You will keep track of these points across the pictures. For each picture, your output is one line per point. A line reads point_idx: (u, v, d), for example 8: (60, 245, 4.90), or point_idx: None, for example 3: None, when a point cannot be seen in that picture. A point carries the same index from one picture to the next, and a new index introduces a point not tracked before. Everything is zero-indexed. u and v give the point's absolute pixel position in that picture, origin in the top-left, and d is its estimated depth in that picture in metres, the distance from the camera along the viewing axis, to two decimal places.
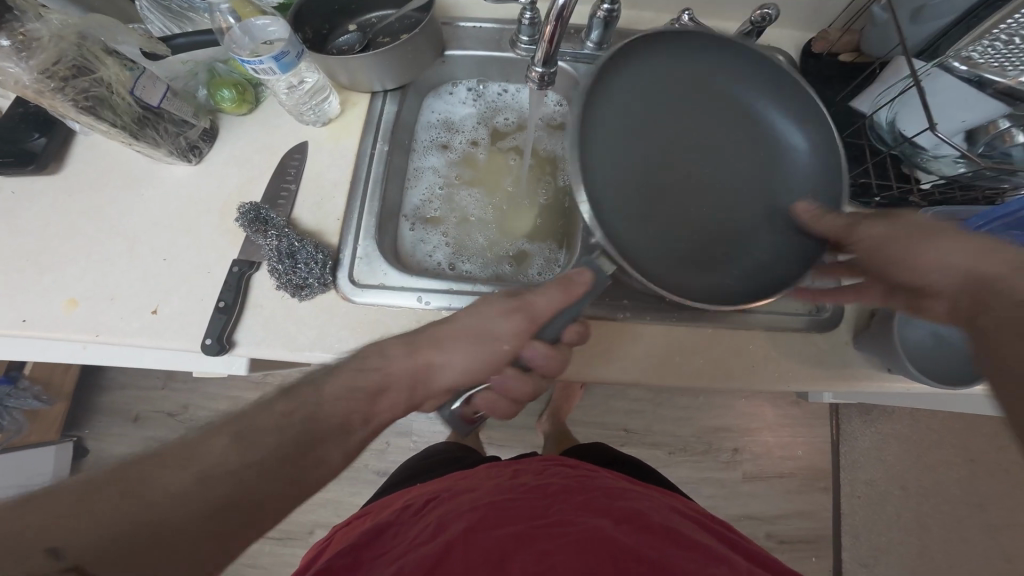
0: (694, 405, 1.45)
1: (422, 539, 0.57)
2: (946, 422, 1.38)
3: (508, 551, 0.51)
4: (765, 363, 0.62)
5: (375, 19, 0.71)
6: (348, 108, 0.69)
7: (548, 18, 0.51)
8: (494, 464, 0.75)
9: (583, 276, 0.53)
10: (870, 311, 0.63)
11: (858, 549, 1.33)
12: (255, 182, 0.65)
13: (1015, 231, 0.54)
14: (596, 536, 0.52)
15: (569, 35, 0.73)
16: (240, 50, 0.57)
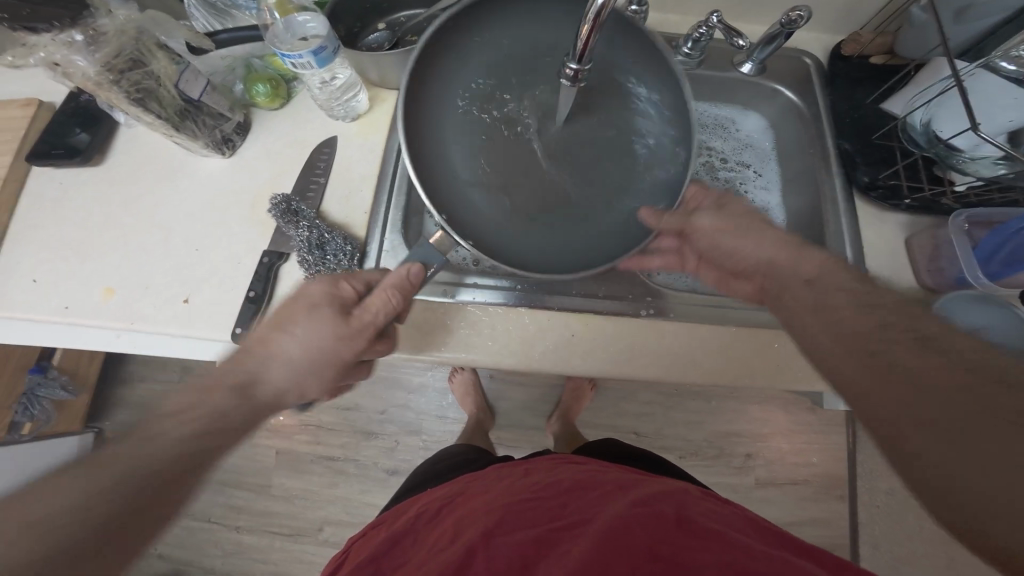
0: (706, 410, 1.44)
1: (444, 541, 0.57)
2: None
3: (530, 559, 0.51)
4: (788, 363, 0.62)
5: (404, 18, 0.72)
6: (377, 105, 0.70)
7: (586, 15, 0.51)
8: (507, 466, 0.75)
9: (417, 276, 0.53)
10: None
11: (874, 558, 1.31)
12: (286, 175, 0.66)
13: None
14: (616, 529, 0.52)
15: None
16: (281, 44, 0.58)
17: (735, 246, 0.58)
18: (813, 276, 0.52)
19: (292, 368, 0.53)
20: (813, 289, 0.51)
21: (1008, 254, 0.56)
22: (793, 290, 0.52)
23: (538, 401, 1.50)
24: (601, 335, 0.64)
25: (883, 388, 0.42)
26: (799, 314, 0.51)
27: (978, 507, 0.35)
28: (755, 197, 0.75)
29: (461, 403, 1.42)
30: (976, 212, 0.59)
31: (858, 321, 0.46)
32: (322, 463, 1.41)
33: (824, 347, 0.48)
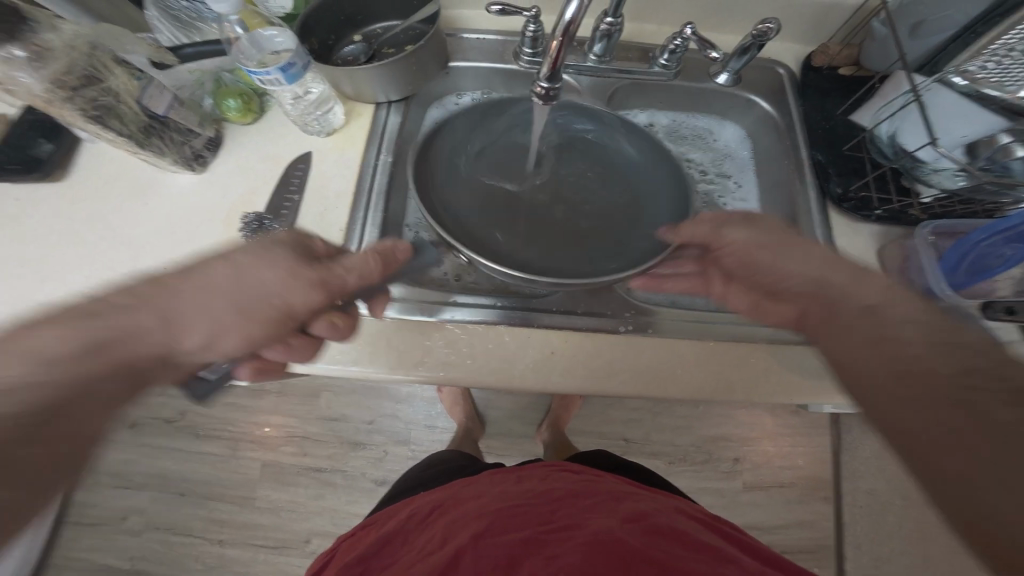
0: (693, 414, 1.45)
1: (430, 547, 0.56)
2: None
3: (518, 557, 0.51)
4: (767, 374, 0.62)
5: (380, 31, 0.71)
6: (352, 119, 0.69)
7: (555, 33, 0.52)
8: (498, 472, 0.74)
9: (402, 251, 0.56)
10: None
11: (861, 560, 1.33)
12: (258, 193, 0.65)
13: (1014, 246, 0.55)
14: (604, 538, 0.52)
15: (574, 48, 0.74)
16: (247, 60, 0.57)
17: (776, 262, 0.51)
18: (875, 303, 0.44)
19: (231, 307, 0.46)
20: (875, 318, 0.43)
21: (972, 264, 0.58)
22: (846, 316, 0.45)
23: (527, 410, 1.50)
24: (582, 349, 0.64)
25: (910, 418, 0.37)
26: (853, 335, 0.43)
27: (962, 498, 0.33)
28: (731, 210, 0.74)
29: (449, 412, 1.41)
30: (943, 223, 0.60)
31: (924, 356, 0.39)
32: (308, 475, 1.39)
33: (870, 369, 0.41)
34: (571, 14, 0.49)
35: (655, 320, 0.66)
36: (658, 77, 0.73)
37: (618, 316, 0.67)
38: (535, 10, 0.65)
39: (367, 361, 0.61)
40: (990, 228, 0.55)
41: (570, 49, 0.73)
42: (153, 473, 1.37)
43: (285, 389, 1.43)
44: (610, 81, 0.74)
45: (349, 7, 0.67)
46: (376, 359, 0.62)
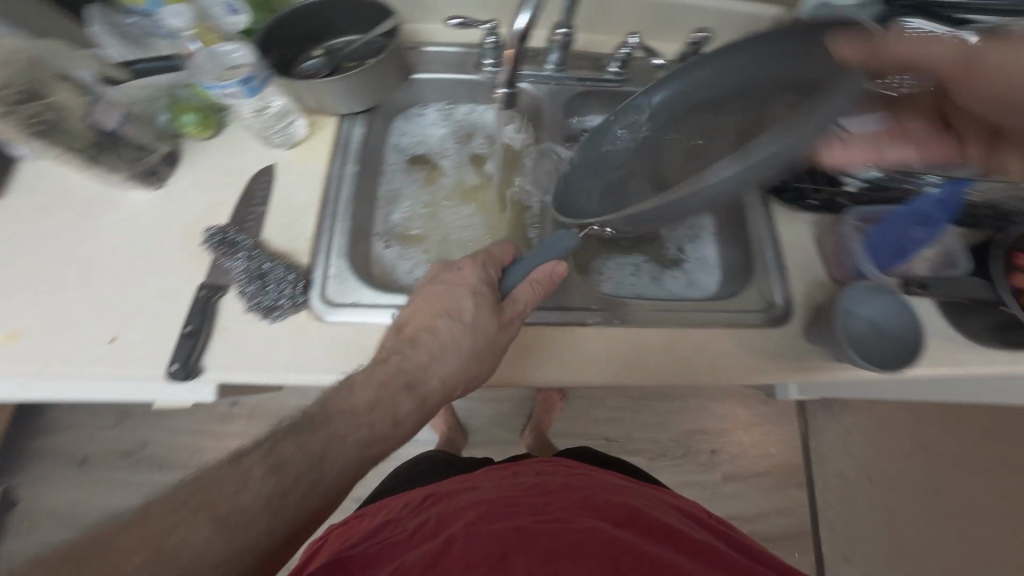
0: (671, 410, 1.49)
1: (423, 537, 0.56)
2: (900, 412, 1.47)
3: (510, 547, 0.52)
4: (727, 359, 0.66)
5: (340, 44, 0.73)
6: (317, 131, 0.70)
7: (509, 42, 0.55)
8: (495, 466, 0.74)
9: (559, 273, 0.59)
10: (815, 304, 0.67)
11: (836, 542, 1.38)
12: (221, 206, 0.64)
13: (923, 228, 0.62)
14: (597, 534, 0.53)
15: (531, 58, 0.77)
16: (206, 75, 0.59)
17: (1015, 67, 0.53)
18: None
19: (454, 354, 0.56)
20: None
21: (895, 246, 0.64)
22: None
23: (510, 416, 1.50)
24: (554, 344, 0.66)
25: None
26: None
27: None
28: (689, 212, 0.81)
29: (431, 424, 1.40)
30: (867, 209, 0.66)
31: None
32: None
33: None
34: (521, 24, 0.53)
35: (621, 309, 0.68)
36: (612, 83, 0.78)
37: (586, 308, 0.68)
38: (492, 23, 0.68)
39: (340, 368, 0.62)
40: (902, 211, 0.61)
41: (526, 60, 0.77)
42: None
43: None
44: (569, 88, 0.77)
45: (308, 22, 0.69)
46: None
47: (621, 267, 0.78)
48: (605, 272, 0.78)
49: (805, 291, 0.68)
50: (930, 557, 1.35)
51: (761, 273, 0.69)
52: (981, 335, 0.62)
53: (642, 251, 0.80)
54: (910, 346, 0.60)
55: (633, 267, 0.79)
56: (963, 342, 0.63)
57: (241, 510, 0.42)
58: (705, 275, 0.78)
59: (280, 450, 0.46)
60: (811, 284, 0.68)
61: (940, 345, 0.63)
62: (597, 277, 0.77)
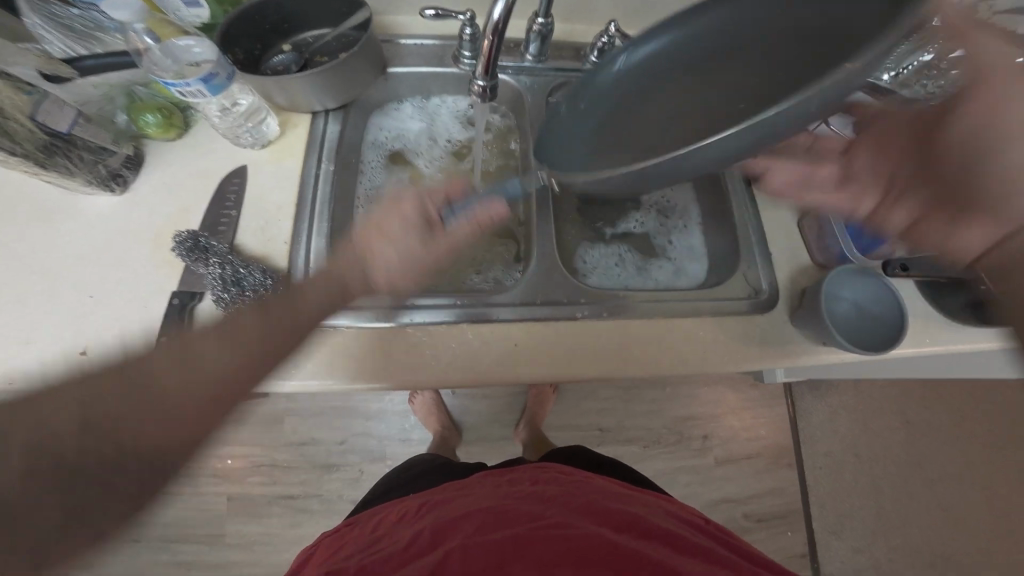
0: (662, 398, 1.50)
1: (419, 548, 0.56)
2: (880, 389, 1.51)
3: (508, 558, 0.52)
4: (716, 347, 0.66)
5: (310, 39, 0.71)
6: (290, 130, 0.68)
7: (485, 33, 0.54)
8: (488, 471, 0.74)
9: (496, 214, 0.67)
10: (800, 289, 0.68)
11: (825, 518, 1.43)
12: (192, 209, 0.62)
13: None
14: (593, 542, 0.53)
15: (509, 49, 0.75)
16: (163, 72, 0.56)
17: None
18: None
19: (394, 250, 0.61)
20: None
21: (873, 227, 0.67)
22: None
23: (503, 411, 1.50)
24: (544, 340, 0.65)
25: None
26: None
27: None
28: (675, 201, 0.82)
29: (425, 423, 1.39)
30: None
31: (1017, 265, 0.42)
32: (281, 503, 1.33)
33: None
34: (497, 15, 0.51)
35: (611, 301, 0.68)
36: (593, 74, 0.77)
37: (574, 302, 0.68)
38: (470, 13, 0.66)
39: (326, 372, 0.60)
40: None
41: (505, 52, 0.75)
42: None
43: (244, 417, 1.35)
44: (551, 79, 0.76)
45: (274, 16, 0.66)
46: (335, 371, 0.60)
47: (608, 261, 0.77)
48: (592, 265, 0.77)
49: (790, 276, 0.69)
50: (913, 527, 1.41)
51: (745, 260, 0.70)
52: (958, 312, 0.63)
53: (626, 241, 0.80)
54: (894, 327, 0.61)
55: (621, 260, 0.78)
56: (940, 320, 0.65)
57: (229, 338, 0.42)
58: (692, 263, 0.77)
59: (270, 306, 0.48)
60: (795, 269, 0.69)
61: (920, 325, 0.64)
62: (584, 271, 0.77)
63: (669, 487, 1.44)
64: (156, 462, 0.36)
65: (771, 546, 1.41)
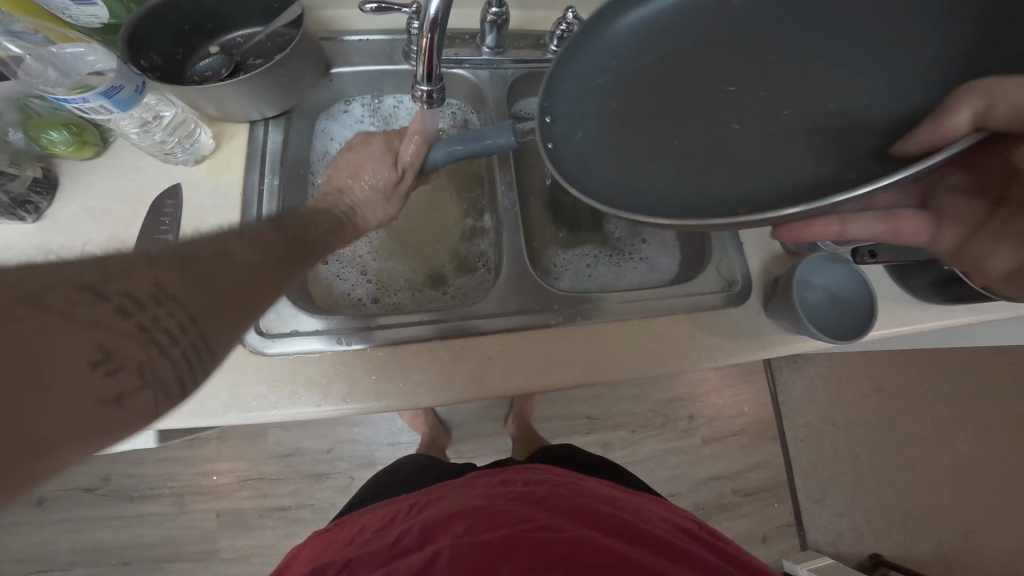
0: (648, 381, 1.51)
1: (405, 548, 0.55)
2: (855, 358, 1.55)
3: (495, 560, 0.50)
4: (690, 344, 0.64)
5: (241, 39, 0.65)
6: (225, 142, 0.62)
7: (423, 30, 0.49)
8: (481, 472, 0.72)
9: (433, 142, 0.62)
10: (773, 278, 0.67)
11: (810, 486, 1.48)
12: (122, 236, 0.57)
13: None
14: (583, 546, 0.52)
15: (464, 42, 0.70)
16: (53, 87, 0.50)
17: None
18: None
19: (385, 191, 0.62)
20: None
21: None
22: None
23: (490, 407, 1.49)
24: (513, 349, 0.63)
25: None
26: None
27: None
28: None
29: (412, 426, 1.37)
30: None
31: None
32: (272, 515, 1.31)
33: None
34: (434, 10, 0.46)
35: (582, 305, 0.65)
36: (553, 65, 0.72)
37: (547, 308, 0.65)
38: (415, 5, 0.61)
39: (286, 402, 0.57)
40: None
41: (460, 44, 0.70)
42: (87, 546, 1.24)
43: (224, 433, 1.31)
44: (510, 72, 0.71)
45: (193, 15, 0.60)
46: (299, 399, 0.57)
47: (578, 259, 0.75)
48: (562, 266, 0.75)
49: (764, 266, 0.67)
50: (889, 489, 1.47)
51: (717, 252, 0.68)
52: (927, 295, 0.63)
53: (597, 240, 0.77)
54: (866, 313, 0.60)
55: (592, 257, 0.76)
56: (910, 304, 0.64)
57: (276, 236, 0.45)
58: (663, 258, 0.75)
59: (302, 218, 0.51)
60: (769, 259, 0.68)
61: (892, 310, 0.64)
62: (552, 273, 0.74)
63: (659, 468, 1.47)
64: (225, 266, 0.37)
65: (760, 516, 1.46)
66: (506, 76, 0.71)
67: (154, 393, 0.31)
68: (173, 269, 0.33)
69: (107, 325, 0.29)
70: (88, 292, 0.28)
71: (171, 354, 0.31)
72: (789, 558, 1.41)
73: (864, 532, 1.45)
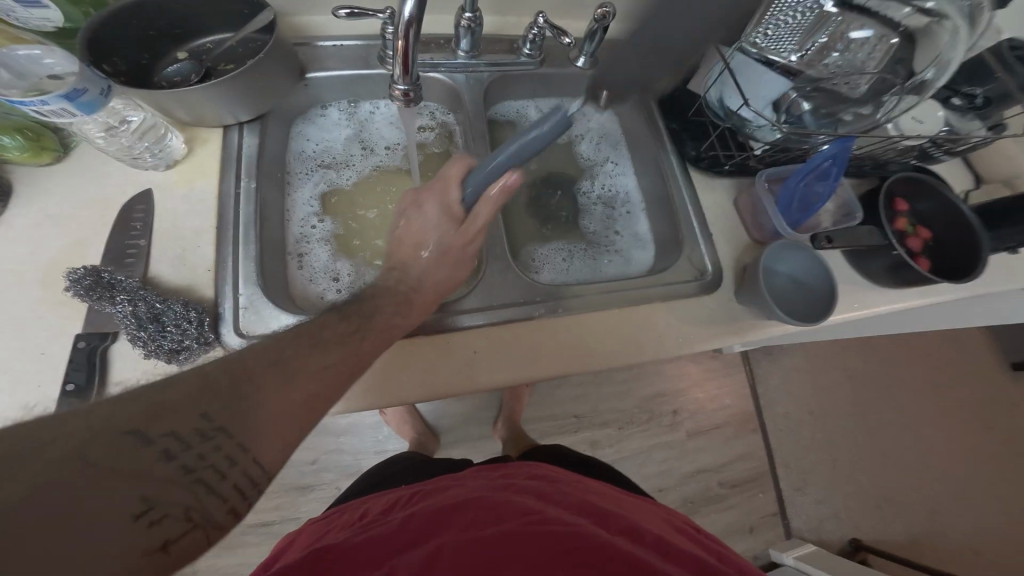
0: (631, 378, 1.53)
1: (405, 541, 0.55)
2: (827, 348, 1.61)
3: (498, 550, 0.50)
4: (666, 331, 0.66)
5: (211, 46, 0.65)
6: (198, 147, 0.62)
7: (398, 32, 0.51)
8: (481, 468, 0.73)
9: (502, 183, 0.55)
10: (741, 265, 0.70)
11: (792, 474, 1.52)
12: (89, 243, 0.56)
13: (822, 183, 0.65)
14: (584, 537, 0.52)
15: (438, 46, 0.71)
16: (12, 88, 0.50)
17: None
18: None
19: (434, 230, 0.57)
20: None
21: (801, 201, 0.66)
22: None
23: (478, 411, 1.49)
24: (494, 344, 0.63)
25: None
26: None
27: None
28: (615, 185, 0.82)
29: (398, 432, 1.36)
30: (772, 171, 0.68)
31: None
32: (255, 531, 1.27)
33: None
34: (408, 12, 0.48)
35: (562, 298, 0.67)
36: (525, 67, 0.74)
37: (531, 301, 0.67)
38: (388, 10, 0.62)
39: None
40: (802, 169, 0.63)
41: (434, 48, 0.71)
42: None
43: None
44: (484, 75, 0.73)
45: (160, 21, 0.60)
46: None
47: (557, 254, 0.77)
48: (543, 262, 0.76)
49: (733, 256, 0.70)
50: (865, 473, 1.52)
51: (688, 242, 0.70)
52: (880, 277, 0.67)
53: (574, 236, 0.79)
54: (826, 297, 0.64)
55: (569, 251, 0.78)
56: (867, 288, 0.68)
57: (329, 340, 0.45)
58: (639, 252, 0.78)
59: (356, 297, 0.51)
60: (738, 250, 0.71)
61: (852, 294, 0.68)
62: (533, 268, 0.75)
63: (646, 463, 1.49)
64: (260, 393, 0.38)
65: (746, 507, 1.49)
66: (480, 78, 0.73)
67: (200, 530, 0.34)
68: (210, 408, 0.35)
69: (154, 475, 0.32)
70: (135, 439, 0.31)
71: (216, 490, 0.34)
72: (775, 548, 1.43)
73: (846, 517, 1.49)
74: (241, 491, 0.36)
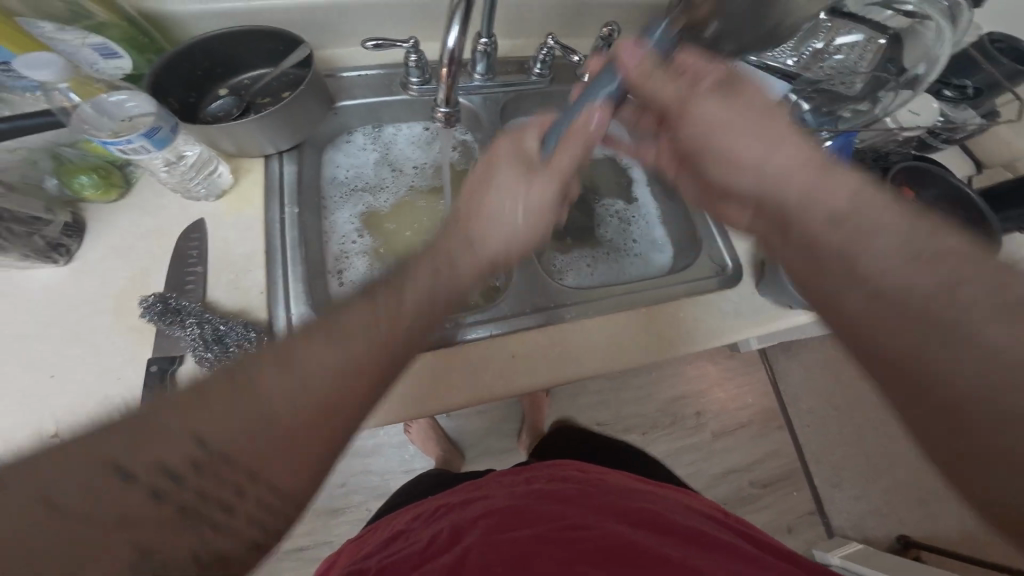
0: (651, 381, 1.54)
1: (436, 548, 0.56)
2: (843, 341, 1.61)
3: (530, 552, 0.51)
4: (696, 326, 0.68)
5: (249, 81, 0.70)
6: (241, 177, 0.65)
7: (442, 62, 0.55)
8: (502, 472, 0.74)
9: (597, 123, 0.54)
10: (760, 260, 0.72)
11: (824, 471, 1.51)
12: (151, 271, 0.59)
13: None
14: (614, 541, 0.53)
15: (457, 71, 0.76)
16: (98, 131, 0.55)
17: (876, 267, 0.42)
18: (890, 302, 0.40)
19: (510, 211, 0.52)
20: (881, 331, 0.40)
21: None
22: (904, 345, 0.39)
23: (502, 423, 1.49)
24: (528, 349, 0.66)
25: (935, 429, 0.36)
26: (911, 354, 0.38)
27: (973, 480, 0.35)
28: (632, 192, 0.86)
29: (425, 449, 1.37)
30: None
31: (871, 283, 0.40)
32: (290, 557, 1.27)
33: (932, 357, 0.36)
34: (451, 43, 0.53)
35: (591, 301, 0.69)
36: (537, 85, 0.79)
37: (560, 304, 0.70)
38: (411, 41, 0.67)
39: None
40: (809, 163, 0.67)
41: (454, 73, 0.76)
42: None
43: None
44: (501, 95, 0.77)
45: (202, 61, 0.65)
46: None
47: (578, 259, 0.80)
48: (565, 267, 0.79)
49: (751, 251, 0.73)
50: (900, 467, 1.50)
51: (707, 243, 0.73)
52: None
53: (593, 240, 0.82)
54: None
55: (589, 256, 0.81)
56: None
57: (337, 337, 0.40)
58: (656, 253, 0.81)
59: (379, 293, 0.45)
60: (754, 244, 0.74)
61: None
62: (556, 272, 0.78)
63: (675, 467, 1.48)
64: (266, 425, 0.34)
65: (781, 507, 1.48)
66: (496, 98, 0.77)
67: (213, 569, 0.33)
68: (208, 434, 0.33)
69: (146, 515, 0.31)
70: (113, 475, 0.30)
71: (225, 523, 0.33)
72: (819, 548, 1.42)
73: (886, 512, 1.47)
74: (253, 523, 0.34)
